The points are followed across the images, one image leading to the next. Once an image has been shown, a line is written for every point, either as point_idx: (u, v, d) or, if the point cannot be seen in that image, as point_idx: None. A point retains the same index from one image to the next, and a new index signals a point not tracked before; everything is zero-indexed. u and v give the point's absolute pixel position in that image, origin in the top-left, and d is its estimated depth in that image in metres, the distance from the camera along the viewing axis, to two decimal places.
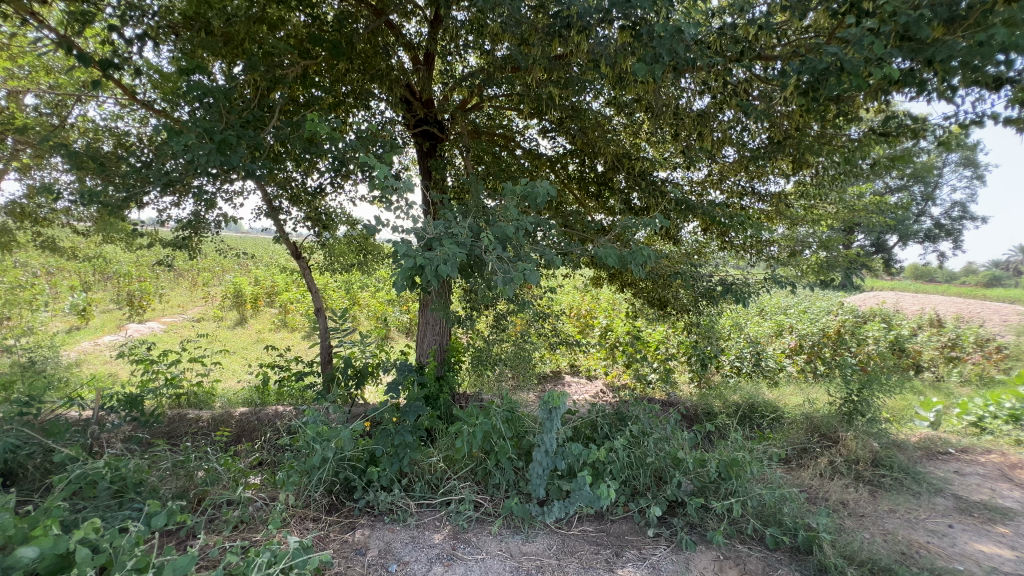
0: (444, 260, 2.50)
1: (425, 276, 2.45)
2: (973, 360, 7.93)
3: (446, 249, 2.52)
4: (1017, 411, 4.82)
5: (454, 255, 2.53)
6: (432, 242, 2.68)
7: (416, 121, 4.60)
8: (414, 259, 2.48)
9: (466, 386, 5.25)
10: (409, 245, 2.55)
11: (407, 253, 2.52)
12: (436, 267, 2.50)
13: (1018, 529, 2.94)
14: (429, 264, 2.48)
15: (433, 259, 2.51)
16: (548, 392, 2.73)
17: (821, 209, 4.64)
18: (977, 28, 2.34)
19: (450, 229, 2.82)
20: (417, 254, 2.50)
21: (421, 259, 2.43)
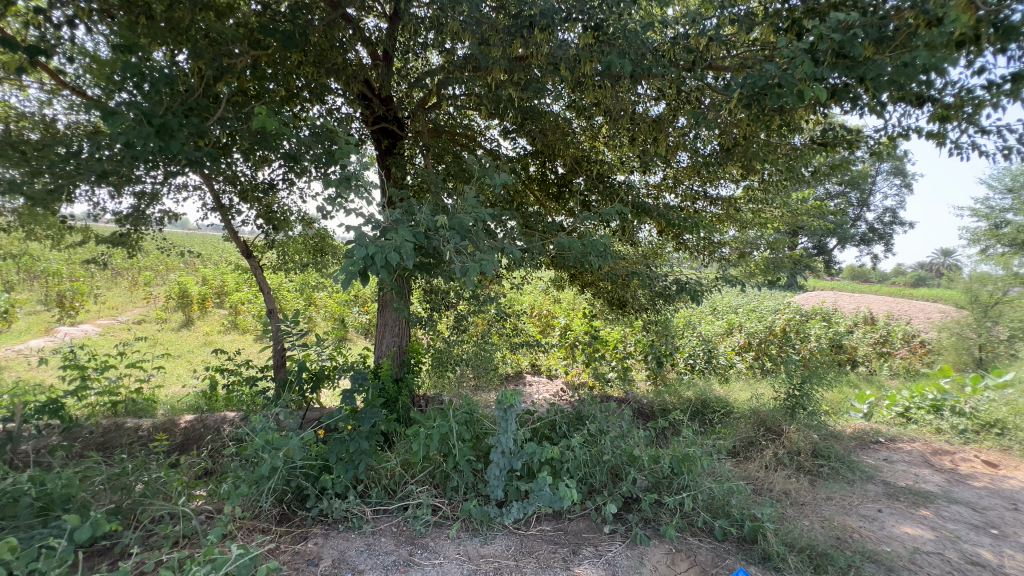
0: (397, 245, 2.48)
1: (376, 265, 2.41)
2: (901, 355, 8.58)
3: (397, 236, 2.49)
4: (937, 401, 5.26)
5: (407, 241, 2.52)
6: (389, 231, 2.65)
7: (375, 118, 4.50)
8: (368, 248, 2.44)
9: (426, 387, 5.18)
10: (365, 237, 2.52)
11: (364, 245, 2.46)
12: (387, 255, 2.44)
13: (937, 511, 3.21)
14: (380, 252, 2.44)
15: (383, 253, 2.46)
16: (502, 391, 2.74)
17: (767, 213, 4.89)
18: (902, 49, 2.53)
19: (408, 221, 2.79)
20: (372, 242, 2.46)
21: (372, 247, 2.39)
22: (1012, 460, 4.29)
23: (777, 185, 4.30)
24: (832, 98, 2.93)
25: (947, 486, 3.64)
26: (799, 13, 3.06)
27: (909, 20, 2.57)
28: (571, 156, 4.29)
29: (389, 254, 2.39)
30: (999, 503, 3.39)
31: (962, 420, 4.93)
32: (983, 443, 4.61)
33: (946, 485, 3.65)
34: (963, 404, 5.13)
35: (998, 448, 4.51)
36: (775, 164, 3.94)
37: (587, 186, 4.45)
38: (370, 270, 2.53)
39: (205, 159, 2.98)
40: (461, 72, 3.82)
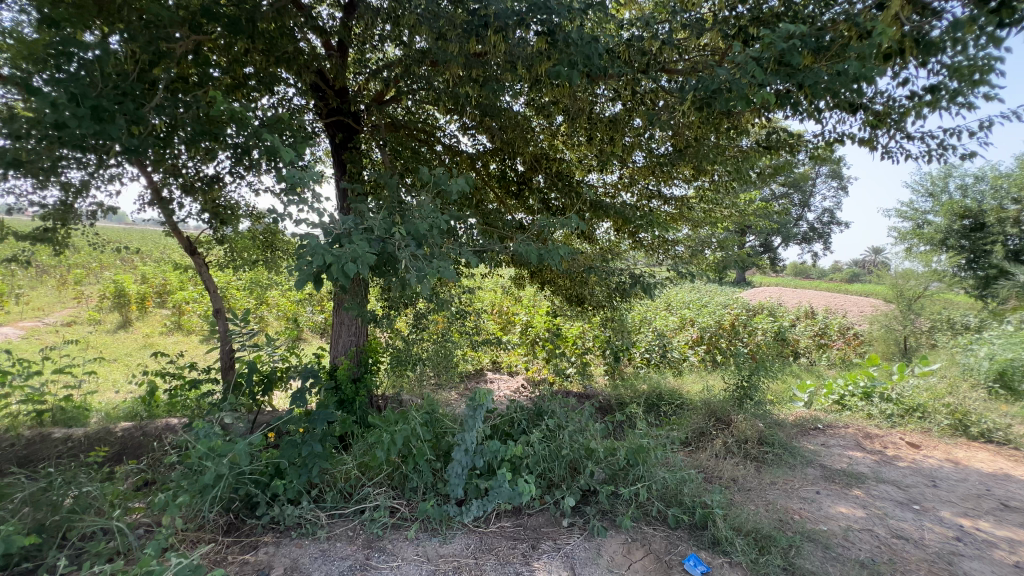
0: (355, 255, 2.40)
1: (333, 273, 2.34)
2: (838, 346, 9.18)
3: (355, 247, 2.41)
4: (869, 389, 5.66)
5: (364, 252, 2.43)
6: (341, 238, 2.56)
7: (329, 110, 4.35)
8: (323, 254, 2.35)
9: (385, 387, 5.07)
10: (316, 242, 2.42)
11: (315, 250, 2.36)
12: (345, 264, 2.36)
13: (868, 491, 3.46)
14: (337, 260, 2.36)
15: (342, 257, 2.39)
16: (477, 389, 2.76)
17: (718, 213, 5.09)
18: (837, 59, 2.70)
19: (360, 227, 2.70)
20: (325, 249, 2.37)
21: (329, 257, 2.31)
22: (932, 441, 4.68)
23: (727, 186, 4.49)
24: (775, 104, 3.09)
25: (877, 467, 3.93)
26: (745, 22, 3.20)
27: (842, 33, 2.75)
28: (530, 154, 4.32)
29: (349, 265, 2.31)
30: (920, 481, 3.70)
31: (890, 405, 5.34)
32: (907, 426, 5.00)
33: (876, 466, 3.94)
34: (890, 390, 5.55)
35: (920, 431, 4.91)
36: (725, 166, 4.11)
37: (547, 184, 4.48)
38: (321, 273, 2.44)
39: (142, 148, 2.79)
40: (419, 66, 3.76)
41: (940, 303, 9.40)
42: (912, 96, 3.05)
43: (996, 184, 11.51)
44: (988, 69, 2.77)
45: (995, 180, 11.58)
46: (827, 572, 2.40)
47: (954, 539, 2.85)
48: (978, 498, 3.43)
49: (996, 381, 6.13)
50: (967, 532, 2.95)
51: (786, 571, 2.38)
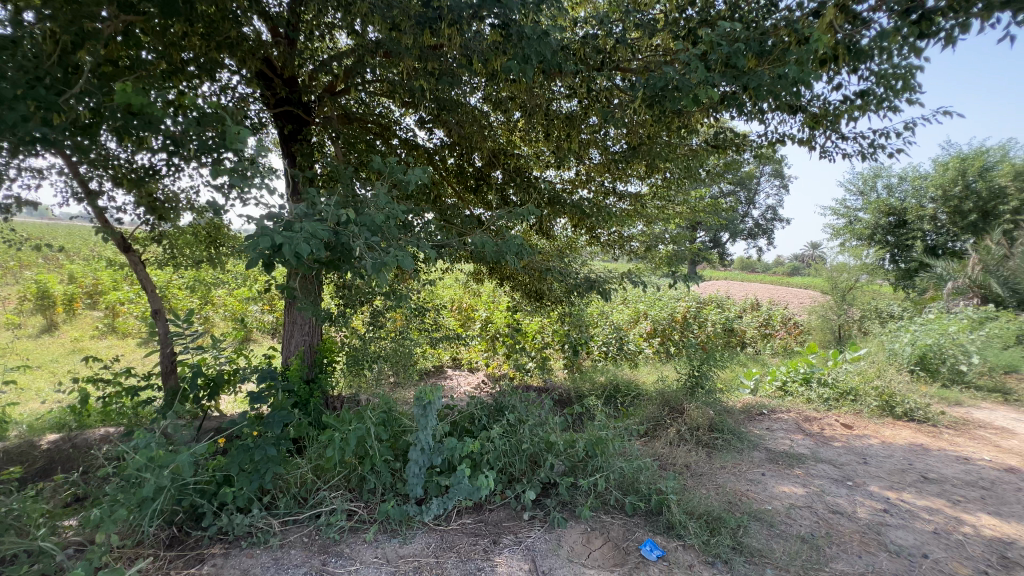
0: (306, 235, 2.33)
1: (285, 254, 2.24)
2: (780, 336, 9.74)
3: (307, 225, 2.35)
4: (808, 374, 6.03)
5: (316, 231, 2.37)
6: (291, 228, 2.45)
7: (277, 100, 4.16)
8: (271, 236, 2.24)
9: (341, 388, 4.93)
10: (264, 225, 2.31)
11: (263, 231, 2.25)
12: (296, 245, 2.28)
13: (807, 470, 3.69)
14: (287, 242, 2.26)
15: (293, 237, 2.30)
16: (421, 387, 2.70)
17: (669, 209, 5.26)
18: (778, 63, 2.84)
19: (313, 215, 2.62)
20: (274, 231, 2.27)
21: (279, 237, 2.22)
22: (862, 421, 5.06)
23: (678, 183, 4.66)
24: (722, 104, 3.22)
25: (815, 447, 4.21)
26: (694, 23, 3.33)
27: (782, 38, 2.90)
28: (488, 149, 4.28)
29: (300, 243, 2.23)
30: (853, 459, 3.99)
31: (826, 390, 5.72)
32: (841, 409, 5.38)
33: (814, 447, 4.21)
34: (826, 375, 5.94)
35: (853, 413, 5.29)
36: (677, 163, 4.25)
37: (505, 178, 4.48)
38: (271, 258, 2.33)
39: (60, 136, 2.54)
40: (372, 57, 3.65)
41: (868, 294, 10.15)
42: (844, 100, 3.28)
43: (916, 184, 12.53)
44: (909, 77, 3.02)
45: (915, 181, 12.63)
46: (772, 548, 2.55)
47: (882, 510, 3.09)
48: (902, 472, 3.75)
49: (916, 364, 6.71)
50: (893, 503, 3.21)
51: (735, 549, 2.50)
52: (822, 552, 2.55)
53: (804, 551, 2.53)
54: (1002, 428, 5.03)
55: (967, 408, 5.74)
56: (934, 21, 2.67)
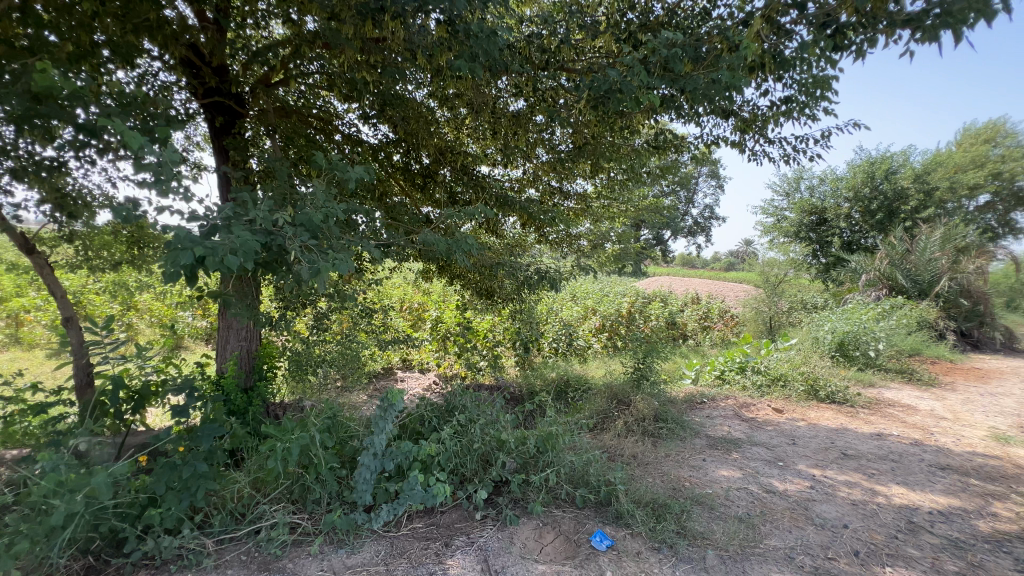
0: (233, 246, 2.15)
1: (208, 268, 2.07)
2: (718, 328, 10.31)
3: (234, 236, 2.16)
4: (744, 363, 6.41)
5: (244, 242, 2.19)
6: (218, 230, 2.29)
7: (206, 90, 3.88)
8: (193, 247, 2.07)
9: (284, 395, 4.70)
10: (186, 233, 2.13)
11: (183, 242, 2.07)
12: (221, 257, 2.10)
13: (743, 453, 3.93)
14: (211, 253, 2.09)
15: (217, 248, 2.12)
16: (387, 389, 2.65)
17: (615, 208, 5.42)
18: (712, 69, 2.98)
19: (242, 217, 2.45)
20: (196, 242, 2.09)
21: (201, 251, 2.04)
22: (791, 405, 5.45)
23: (622, 183, 4.80)
24: (662, 106, 3.34)
25: (750, 432, 4.49)
26: (634, 28, 3.44)
27: (715, 45, 3.05)
28: (434, 146, 4.21)
29: (226, 256, 2.06)
30: (783, 441, 4.28)
31: (759, 376, 6.11)
32: (773, 395, 5.77)
33: (749, 431, 4.49)
34: (759, 363, 6.35)
35: (783, 398, 5.70)
36: (620, 163, 4.38)
37: (452, 176, 4.42)
38: (194, 268, 2.16)
39: None
40: (310, 48, 3.49)
41: (795, 287, 10.96)
42: (771, 106, 3.56)
43: (834, 185, 13.63)
44: (825, 86, 3.30)
45: (833, 183, 13.74)
46: (713, 530, 2.68)
47: (808, 487, 3.33)
48: (826, 450, 4.07)
49: (836, 350, 7.32)
50: (819, 480, 3.47)
51: (679, 534, 2.61)
52: (757, 530, 2.71)
53: (741, 530, 2.68)
54: (908, 405, 5.58)
55: (878, 388, 6.33)
56: (846, 35, 2.92)
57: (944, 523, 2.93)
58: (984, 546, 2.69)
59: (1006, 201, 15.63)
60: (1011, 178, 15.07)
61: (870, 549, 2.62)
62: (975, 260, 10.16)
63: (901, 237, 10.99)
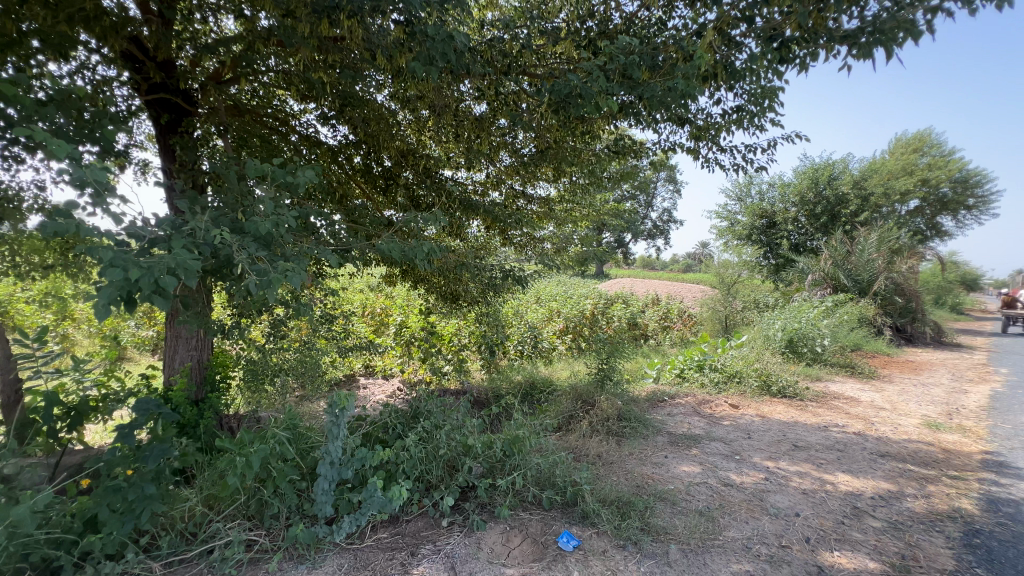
0: (172, 265, 2.03)
1: (143, 292, 1.94)
2: (677, 327, 10.66)
3: (172, 254, 2.04)
4: (702, 361, 6.64)
5: (184, 260, 2.07)
6: (156, 244, 2.17)
7: (151, 87, 3.69)
8: (126, 267, 1.94)
9: (238, 406, 4.50)
10: (118, 252, 2.00)
11: (114, 262, 1.95)
12: (157, 277, 1.99)
13: (702, 449, 4.06)
14: (146, 274, 1.96)
15: (153, 267, 2.00)
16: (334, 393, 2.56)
17: (577, 212, 5.51)
18: (667, 77, 3.09)
19: (183, 228, 2.33)
20: (130, 261, 1.97)
21: (135, 271, 1.93)
22: (746, 400, 5.69)
23: (583, 187, 4.89)
24: (621, 113, 3.43)
25: (709, 427, 4.65)
26: (593, 35, 3.52)
27: (670, 54, 3.16)
28: (396, 148, 4.15)
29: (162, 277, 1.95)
30: (740, 435, 4.46)
31: (717, 374, 6.34)
32: (729, 391, 6.00)
33: (708, 427, 4.65)
34: (716, 361, 6.59)
35: (738, 393, 5.94)
36: (582, 167, 4.45)
37: (415, 178, 4.36)
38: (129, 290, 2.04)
39: None
40: (264, 45, 3.37)
41: (747, 287, 11.46)
42: (723, 115, 3.72)
43: (782, 191, 14.36)
44: (772, 96, 3.48)
45: (781, 188, 14.48)
46: (675, 525, 2.76)
47: (763, 479, 3.49)
48: (779, 443, 4.27)
49: (786, 347, 7.71)
50: (772, 471, 3.64)
51: (643, 530, 2.67)
52: (716, 523, 2.81)
53: (701, 523, 2.77)
54: (851, 397, 5.94)
55: (825, 382, 6.71)
56: (790, 49, 3.09)
57: (885, 507, 3.13)
58: (920, 526, 2.89)
59: (933, 206, 16.95)
60: (937, 185, 16.36)
61: (820, 535, 2.76)
62: (907, 260, 10.95)
63: (842, 239, 11.70)
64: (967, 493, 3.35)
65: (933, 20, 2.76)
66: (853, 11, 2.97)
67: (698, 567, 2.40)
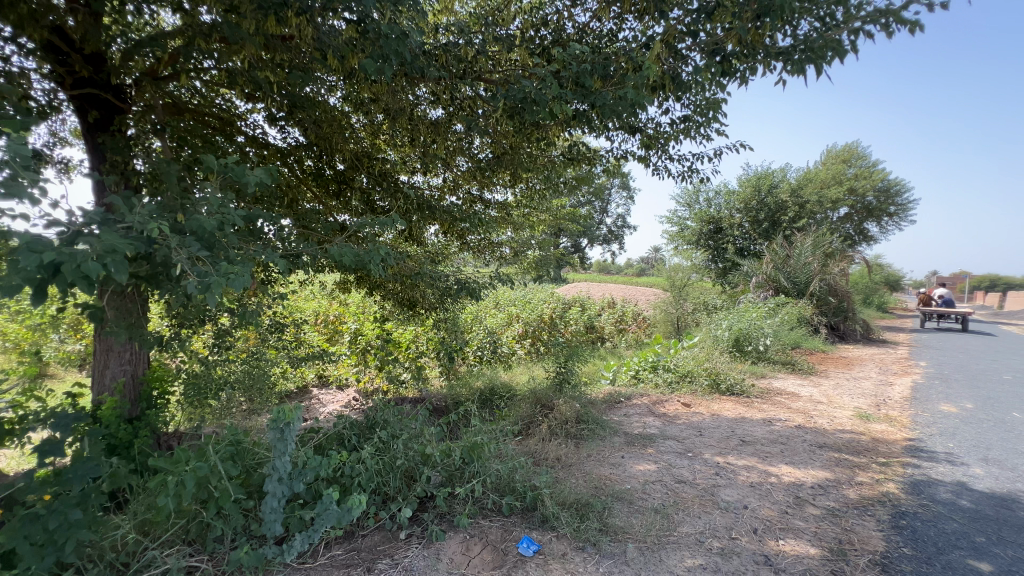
0: (101, 252, 1.88)
1: (65, 278, 1.78)
2: (632, 330, 10.95)
3: (101, 240, 1.89)
4: (656, 362, 6.85)
5: (114, 250, 1.92)
6: (82, 238, 2.00)
7: (77, 81, 3.42)
8: (45, 252, 1.78)
9: (178, 422, 4.21)
10: (39, 240, 1.84)
11: (33, 248, 1.79)
12: (83, 264, 1.83)
13: (657, 448, 4.18)
14: (69, 260, 1.81)
15: (78, 254, 1.84)
16: (278, 407, 2.41)
17: (535, 217, 5.55)
18: (618, 86, 3.19)
19: (115, 224, 2.17)
20: (51, 248, 1.81)
21: (54, 255, 1.76)
22: (697, 399, 5.92)
23: (540, 193, 4.95)
24: (574, 120, 3.50)
25: (663, 427, 4.79)
26: (547, 43, 3.60)
27: (621, 64, 3.26)
28: (350, 151, 4.04)
29: (85, 261, 1.79)
30: (692, 433, 4.62)
31: (670, 374, 6.56)
32: (682, 391, 6.22)
33: (662, 426, 4.79)
34: (669, 362, 6.81)
35: (690, 392, 6.17)
36: (538, 173, 4.51)
37: (369, 182, 4.26)
38: (51, 280, 1.87)
39: None
40: (206, 41, 3.22)
41: (697, 290, 11.97)
42: (671, 124, 3.87)
43: (727, 198, 15.11)
44: (716, 108, 3.67)
45: (726, 196, 15.23)
46: (632, 524, 2.82)
47: (713, 474, 3.63)
48: (728, 438, 4.46)
49: (733, 346, 8.09)
50: (722, 466, 3.80)
51: (601, 531, 2.71)
52: (671, 519, 2.89)
53: (656, 521, 2.85)
54: (792, 393, 6.30)
55: (768, 379, 7.09)
56: (731, 63, 3.27)
57: (823, 495, 3.33)
58: (854, 511, 3.10)
59: (860, 214, 18.37)
60: (863, 193, 17.75)
61: (766, 525, 2.90)
62: (839, 263, 11.79)
63: (781, 244, 12.44)
64: (894, 478, 3.62)
65: (856, 41, 3.01)
66: (786, 30, 3.18)
67: (654, 564, 2.46)
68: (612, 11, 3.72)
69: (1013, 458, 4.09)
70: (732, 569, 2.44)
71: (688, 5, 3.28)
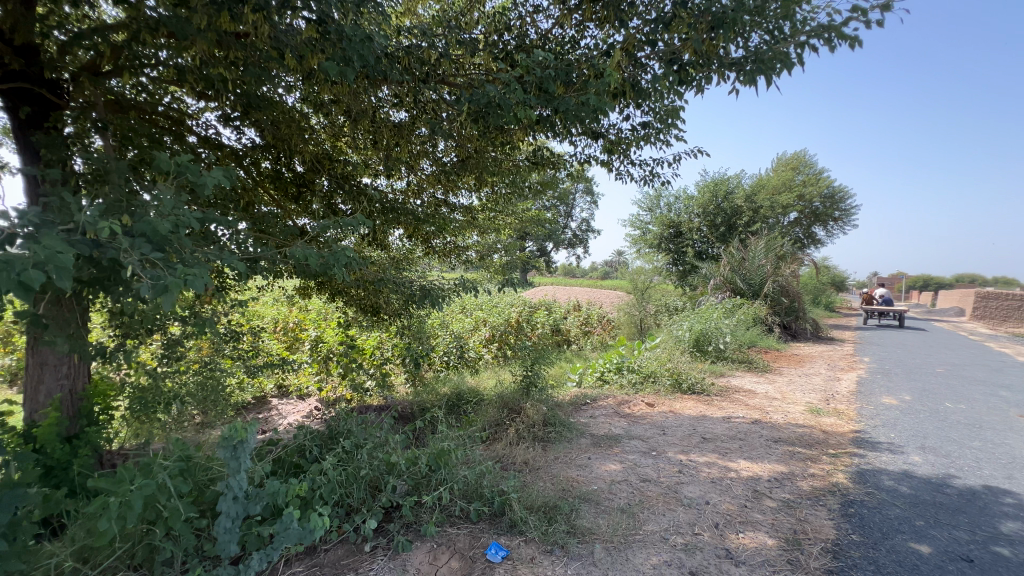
0: (42, 258, 1.75)
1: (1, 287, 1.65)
2: (597, 332, 11.13)
3: (43, 244, 1.76)
4: (620, 363, 6.98)
5: (57, 255, 1.79)
6: (19, 240, 1.86)
7: (7, 75, 3.19)
8: None
9: (123, 439, 3.96)
10: None
11: None
12: (22, 272, 1.70)
13: (623, 448, 4.25)
14: (6, 268, 1.68)
15: (16, 261, 1.71)
16: (230, 424, 2.29)
17: (500, 221, 5.56)
18: (581, 92, 3.24)
19: (54, 226, 2.02)
20: None
21: None
22: (660, 399, 6.07)
23: (505, 197, 4.97)
24: (539, 124, 3.53)
25: (628, 427, 4.88)
26: (510, 48, 3.63)
27: (583, 71, 3.32)
28: (309, 153, 3.93)
29: (25, 271, 1.66)
30: (656, 432, 4.73)
31: (634, 375, 6.70)
32: (646, 391, 6.36)
33: (627, 426, 4.89)
34: (633, 363, 6.96)
35: (654, 392, 6.32)
36: (503, 177, 4.53)
37: (331, 185, 4.15)
38: None
39: None
40: (153, 37, 3.07)
41: (658, 292, 12.31)
42: (632, 131, 3.97)
43: (686, 203, 15.64)
44: (674, 115, 3.79)
45: (686, 201, 15.76)
46: (599, 524, 2.85)
47: (676, 471, 3.72)
48: (690, 436, 4.60)
49: (694, 346, 8.36)
50: (685, 463, 3.90)
51: (569, 533, 2.72)
52: (636, 518, 2.94)
53: (622, 520, 2.89)
54: (749, 390, 6.56)
55: (727, 377, 7.36)
56: (688, 72, 3.39)
57: (779, 487, 3.48)
58: (807, 502, 3.24)
59: (808, 218, 19.41)
60: (811, 199, 18.75)
61: (726, 519, 3.00)
62: (790, 265, 12.40)
63: (737, 247, 12.97)
64: (842, 469, 3.82)
65: (802, 54, 3.18)
66: (739, 42, 3.32)
67: (621, 563, 2.49)
68: (573, 19, 3.79)
69: (947, 445, 4.40)
70: (695, 564, 2.50)
71: (647, 15, 3.38)
